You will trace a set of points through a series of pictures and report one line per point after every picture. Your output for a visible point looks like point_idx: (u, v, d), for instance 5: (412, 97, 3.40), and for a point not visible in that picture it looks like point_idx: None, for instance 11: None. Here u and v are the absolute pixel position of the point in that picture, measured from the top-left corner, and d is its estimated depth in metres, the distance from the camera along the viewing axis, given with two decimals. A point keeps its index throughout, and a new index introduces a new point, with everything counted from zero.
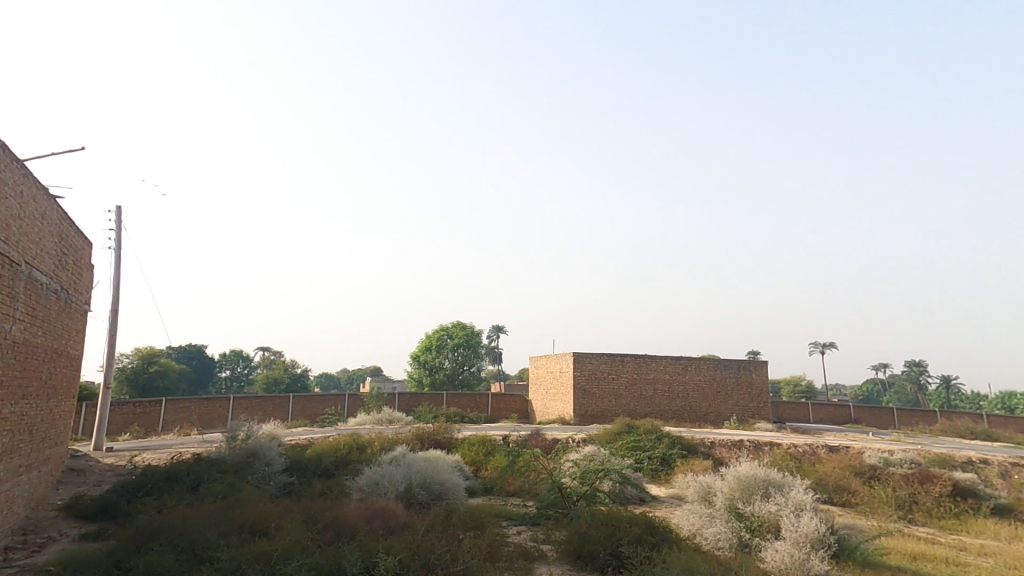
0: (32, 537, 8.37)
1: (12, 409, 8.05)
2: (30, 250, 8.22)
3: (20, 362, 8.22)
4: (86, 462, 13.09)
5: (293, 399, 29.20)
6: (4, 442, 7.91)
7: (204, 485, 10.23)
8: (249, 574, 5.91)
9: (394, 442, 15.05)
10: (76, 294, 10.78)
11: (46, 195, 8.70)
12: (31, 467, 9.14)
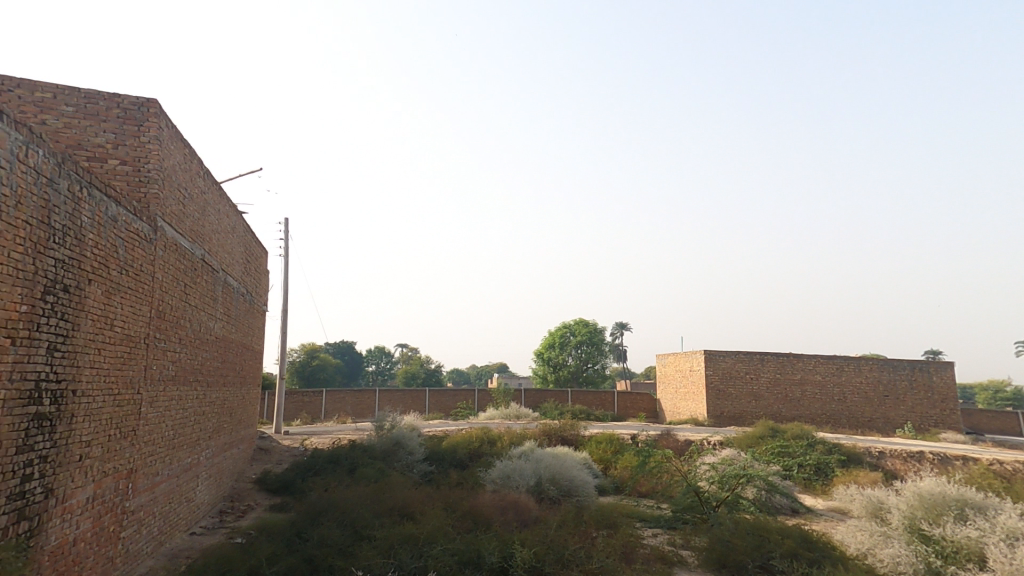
0: (237, 504, 10.11)
1: (218, 394, 9.74)
2: (225, 259, 9.86)
3: (222, 354, 9.94)
4: (270, 443, 15.41)
5: (430, 393, 31.43)
6: (213, 422, 9.61)
7: (360, 469, 11.46)
8: (401, 553, 6.51)
9: (524, 437, 15.50)
10: (258, 297, 12.71)
11: (236, 212, 10.38)
12: (233, 444, 11.02)
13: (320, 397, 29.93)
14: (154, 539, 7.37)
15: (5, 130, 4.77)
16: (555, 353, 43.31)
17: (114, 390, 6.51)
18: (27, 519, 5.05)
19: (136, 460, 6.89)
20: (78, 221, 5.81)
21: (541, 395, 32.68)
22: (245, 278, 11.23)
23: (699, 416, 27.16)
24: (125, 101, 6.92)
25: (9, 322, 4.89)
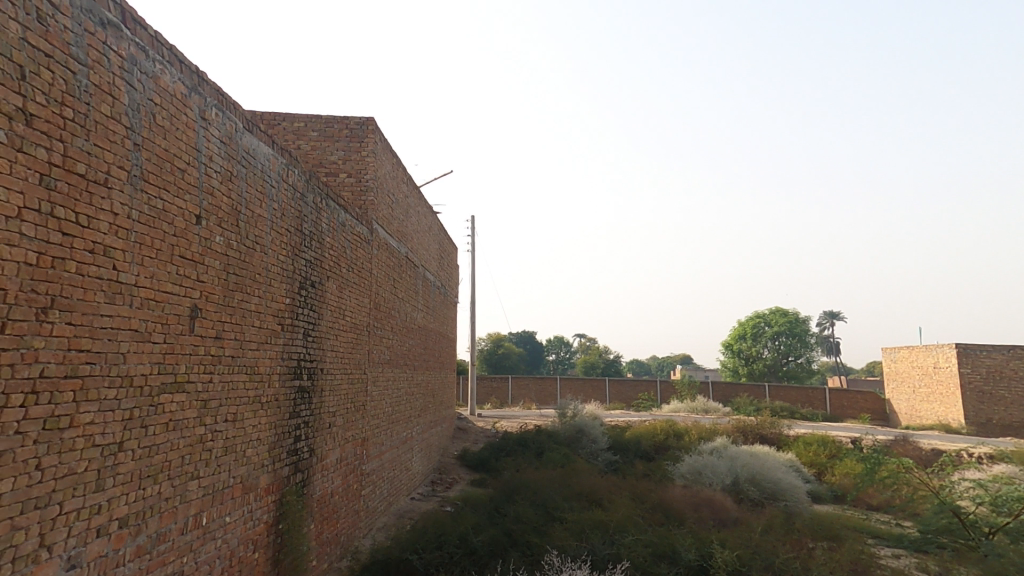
0: (445, 476, 11.39)
1: (423, 377, 10.97)
2: (423, 256, 11.01)
3: (424, 341, 11.16)
4: (468, 424, 17.07)
5: (609, 383, 31.83)
6: (421, 402, 10.86)
7: (547, 453, 11.99)
8: (594, 537, 6.58)
9: (717, 433, 14.66)
10: (452, 290, 14.05)
11: (432, 213, 11.57)
12: (438, 422, 12.38)
13: (506, 383, 32.28)
14: (385, 500, 8.68)
15: (273, 155, 5.93)
16: (748, 345, 40.04)
17: (348, 369, 7.70)
18: (300, 471, 6.27)
19: (367, 430, 8.09)
20: (320, 227, 6.96)
21: (731, 388, 30.76)
22: (439, 272, 12.46)
23: (952, 423, 22.79)
24: (353, 121, 8.12)
25: (278, 312, 6.07)
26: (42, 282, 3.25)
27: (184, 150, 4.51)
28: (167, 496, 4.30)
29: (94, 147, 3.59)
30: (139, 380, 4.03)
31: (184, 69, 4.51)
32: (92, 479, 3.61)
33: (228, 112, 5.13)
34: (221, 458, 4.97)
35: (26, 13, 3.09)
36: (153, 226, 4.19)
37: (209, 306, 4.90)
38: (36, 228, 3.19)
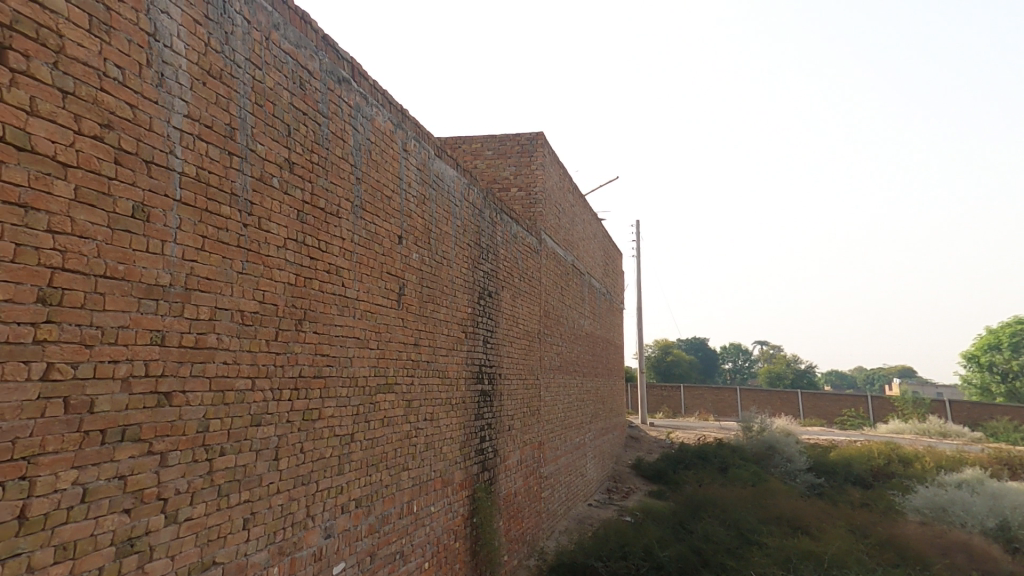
0: (620, 485, 11.36)
1: (592, 383, 11.01)
2: (589, 262, 11.08)
3: (592, 347, 11.21)
4: (642, 433, 16.79)
5: (803, 396, 29.10)
6: (591, 408, 10.89)
7: (731, 472, 11.15)
8: (804, 568, 5.90)
9: (965, 465, 12.11)
10: (617, 296, 13.92)
11: (596, 219, 11.64)
12: (609, 430, 12.31)
13: (679, 392, 31.28)
14: (563, 504, 8.89)
15: (457, 176, 6.48)
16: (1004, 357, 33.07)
17: (523, 375, 8.03)
18: (487, 469, 6.70)
19: (542, 434, 8.36)
20: (495, 239, 7.40)
21: (982, 410, 25.77)
22: (605, 279, 12.45)
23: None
24: (524, 138, 8.56)
25: (462, 321, 6.56)
26: (300, 299, 3.95)
27: (391, 180, 5.15)
28: (387, 483, 4.91)
29: (331, 185, 4.28)
30: (362, 380, 4.67)
31: (392, 109, 5.18)
32: (334, 464, 4.26)
33: (423, 142, 5.75)
34: (423, 452, 5.52)
35: (291, 81, 3.83)
36: (369, 247, 4.83)
37: (409, 315, 5.49)
38: (294, 254, 3.89)
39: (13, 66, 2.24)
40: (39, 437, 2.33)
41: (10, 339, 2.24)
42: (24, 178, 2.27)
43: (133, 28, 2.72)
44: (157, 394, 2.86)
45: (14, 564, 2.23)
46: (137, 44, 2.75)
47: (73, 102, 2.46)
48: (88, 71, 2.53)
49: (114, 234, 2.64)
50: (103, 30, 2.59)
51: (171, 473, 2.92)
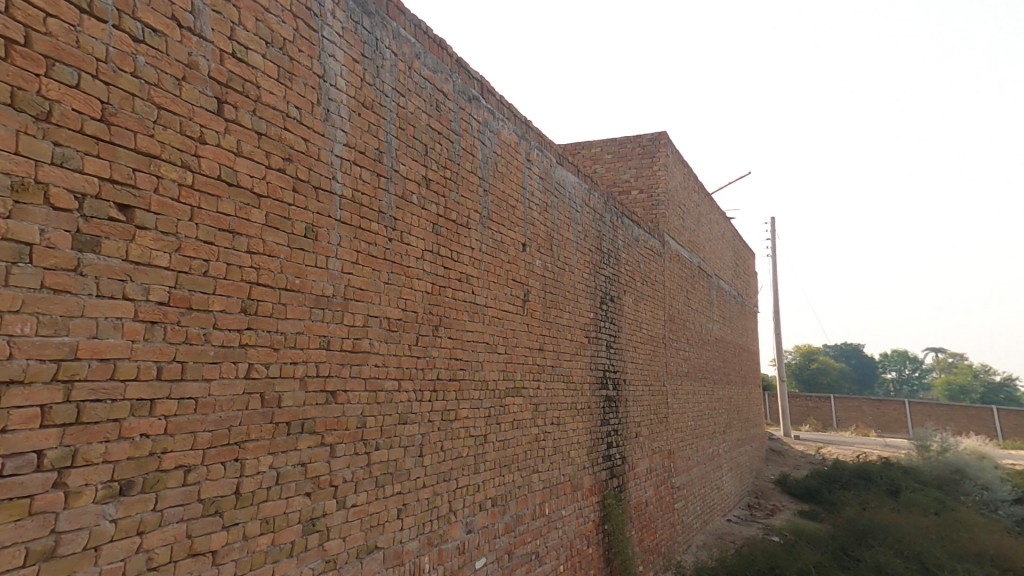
0: (764, 502, 10.50)
1: (724, 391, 10.30)
2: (716, 264, 10.44)
3: (722, 353, 10.51)
4: (785, 446, 15.35)
5: (998, 412, 24.62)
6: (725, 418, 10.17)
7: (907, 496, 9.86)
8: None
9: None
10: (749, 298, 12.92)
11: (724, 218, 10.97)
12: (746, 442, 11.40)
13: (828, 402, 28.14)
14: (699, 518, 8.43)
15: (578, 182, 6.51)
16: None
17: (648, 381, 7.76)
18: (616, 476, 6.57)
19: (672, 443, 8.01)
20: (616, 243, 7.27)
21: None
22: (735, 281, 11.64)
23: None
24: (645, 139, 8.41)
25: (586, 326, 6.52)
26: (436, 306, 4.21)
27: (516, 189, 5.31)
28: (519, 484, 5.04)
29: (461, 198, 4.52)
30: (492, 383, 4.85)
31: (517, 121, 5.37)
32: (471, 463, 4.47)
33: (545, 151, 5.86)
34: (552, 456, 5.58)
35: (429, 104, 4.15)
36: (496, 255, 5.00)
37: (533, 321, 5.57)
38: (431, 264, 4.17)
39: (225, 116, 2.71)
40: (245, 425, 2.76)
41: (224, 343, 2.69)
42: (231, 208, 2.72)
43: (308, 73, 3.16)
44: (326, 393, 3.24)
45: (234, 531, 2.69)
46: (311, 86, 3.18)
47: (265, 141, 2.91)
48: (276, 114, 2.97)
49: (293, 252, 3.04)
50: (287, 78, 3.03)
51: (339, 463, 3.28)
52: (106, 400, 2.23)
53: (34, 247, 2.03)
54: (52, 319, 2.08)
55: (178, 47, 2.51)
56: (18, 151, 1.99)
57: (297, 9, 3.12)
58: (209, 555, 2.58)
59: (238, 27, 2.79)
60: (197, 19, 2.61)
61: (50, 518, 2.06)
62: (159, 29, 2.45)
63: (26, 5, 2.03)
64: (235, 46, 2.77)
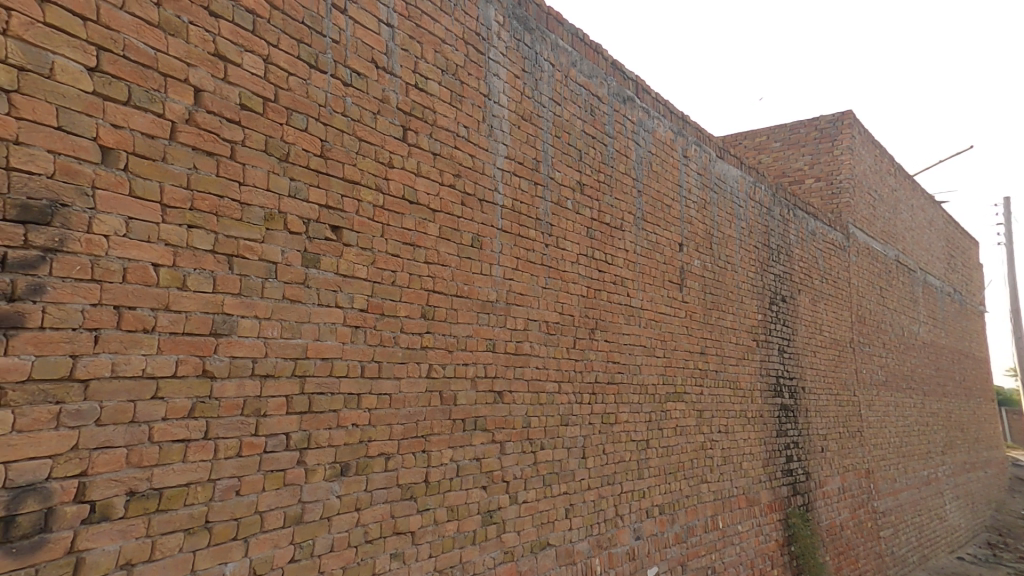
0: (1012, 542, 8.46)
1: (939, 406, 8.54)
2: (921, 256, 8.77)
3: (935, 360, 8.74)
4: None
5: None
6: (942, 437, 8.43)
7: None
8: None
9: None
10: (972, 294, 10.58)
11: (931, 201, 9.16)
12: (976, 467, 9.31)
13: None
14: (914, 552, 7.09)
15: (741, 175, 5.99)
16: None
17: (835, 390, 6.78)
18: (800, 494, 5.87)
19: (870, 461, 6.90)
20: (788, 238, 6.51)
21: None
22: (950, 275, 9.64)
23: None
24: (822, 121, 7.52)
25: (754, 328, 5.93)
26: (592, 309, 4.20)
27: (672, 188, 5.07)
28: (687, 494, 4.76)
29: (615, 200, 4.45)
30: (652, 388, 4.66)
31: (673, 117, 5.14)
32: (634, 468, 4.35)
33: (704, 145, 5.50)
34: (722, 467, 5.17)
35: (584, 110, 4.18)
36: (651, 257, 4.81)
37: (693, 324, 5.23)
38: (586, 268, 4.17)
39: (409, 141, 3.04)
40: (428, 420, 3.05)
41: (410, 345, 3.01)
42: (413, 224, 3.04)
43: (476, 94, 3.41)
44: (494, 392, 3.42)
45: (426, 516, 2.98)
46: (477, 106, 3.42)
47: (440, 161, 3.19)
48: (448, 135, 3.25)
49: (462, 261, 3.29)
50: (458, 101, 3.31)
51: (509, 460, 3.44)
52: (328, 393, 2.65)
53: (279, 266, 2.50)
54: (291, 324, 2.54)
55: (375, 85, 2.90)
56: (268, 187, 2.46)
57: (468, 36, 3.39)
58: (409, 534, 2.90)
59: (420, 60, 3.12)
60: (390, 59, 2.97)
61: (297, 489, 2.51)
62: (362, 72, 2.85)
63: (275, 69, 2.51)
64: (417, 78, 3.10)
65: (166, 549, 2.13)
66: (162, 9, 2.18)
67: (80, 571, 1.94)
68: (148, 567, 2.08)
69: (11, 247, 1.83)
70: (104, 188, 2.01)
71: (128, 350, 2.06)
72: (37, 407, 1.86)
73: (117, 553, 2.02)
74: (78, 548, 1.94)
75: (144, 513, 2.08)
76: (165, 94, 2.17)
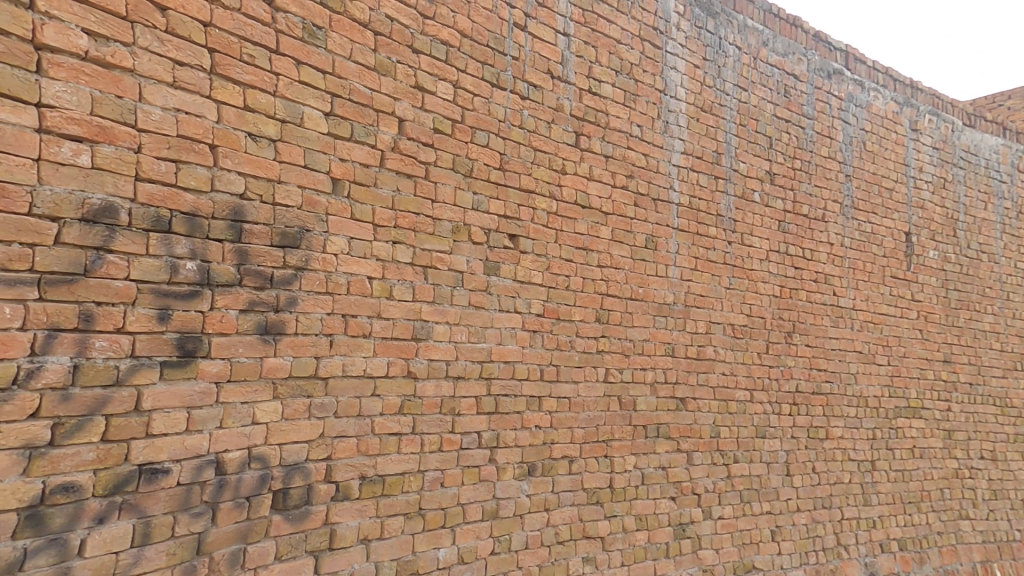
0: None
1: None
2: None
3: None
4: None
5: None
6: None
7: None
8: None
9: None
10: None
11: None
12: None
13: None
14: None
15: (1008, 143, 4.92)
16: None
17: None
18: None
19: None
20: None
21: None
22: None
23: None
24: None
25: None
26: (788, 311, 3.73)
27: (893, 168, 4.28)
28: (940, 530, 4.03)
29: (815, 188, 3.92)
30: (873, 401, 3.96)
31: (897, 86, 4.37)
32: (858, 492, 3.76)
33: (945, 113, 4.57)
34: (991, 502, 4.31)
35: (775, 92, 3.79)
36: (865, 249, 4.10)
37: (929, 326, 4.31)
38: (779, 265, 3.72)
39: (581, 147, 3.07)
40: (607, 425, 3.00)
41: (586, 349, 3.00)
42: (585, 228, 3.05)
43: (651, 90, 3.31)
44: (676, 399, 3.23)
45: (615, 522, 2.93)
46: (652, 102, 3.32)
47: (612, 163, 3.16)
48: (621, 136, 3.20)
49: (636, 263, 3.19)
50: (632, 99, 3.24)
51: (698, 471, 3.22)
52: (512, 394, 2.78)
53: (465, 275, 2.71)
54: (476, 329, 2.73)
55: (549, 95, 3.00)
56: (456, 203, 2.69)
57: (645, 32, 3.31)
58: (599, 539, 2.88)
59: (594, 64, 3.14)
60: (565, 68, 3.04)
61: (490, 485, 2.66)
62: (538, 84, 2.96)
63: (463, 92, 2.74)
64: (591, 82, 3.12)
65: (392, 529, 2.43)
66: (377, 53, 2.52)
67: (333, 540, 2.31)
68: (380, 543, 2.40)
69: (275, 267, 2.25)
70: (335, 215, 2.39)
71: (352, 352, 2.41)
72: (295, 399, 2.28)
73: (357, 528, 2.36)
74: (331, 521, 2.31)
75: (374, 496, 2.41)
76: (377, 127, 2.51)
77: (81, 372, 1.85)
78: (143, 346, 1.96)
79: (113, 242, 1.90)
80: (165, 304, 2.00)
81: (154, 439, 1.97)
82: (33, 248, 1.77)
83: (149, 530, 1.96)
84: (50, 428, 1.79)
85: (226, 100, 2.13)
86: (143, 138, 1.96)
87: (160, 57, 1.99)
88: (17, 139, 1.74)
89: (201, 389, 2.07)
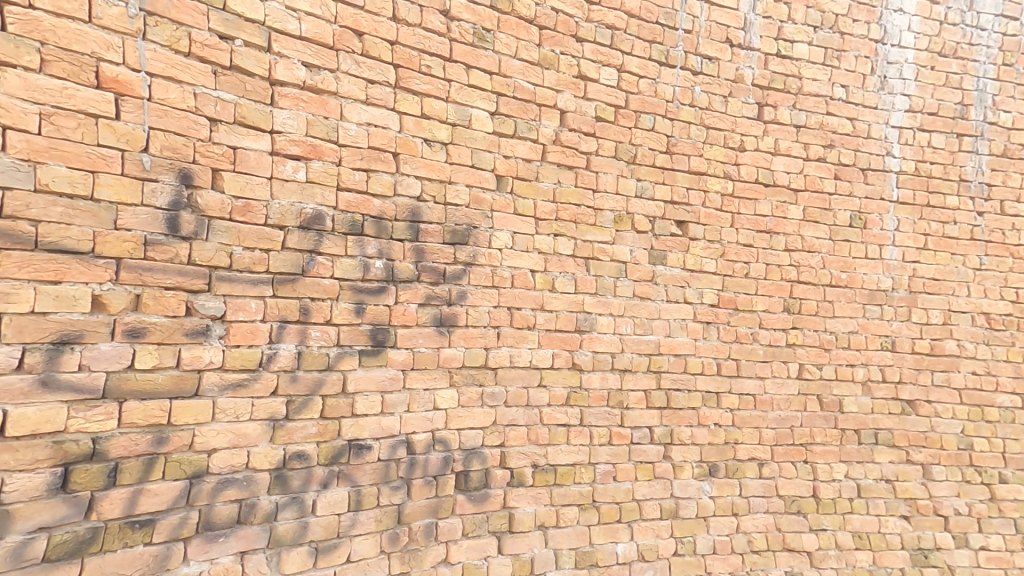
0: None
1: None
2: None
3: None
4: None
5: None
6: None
7: None
8: None
9: None
10: None
11: None
12: None
13: None
14: None
15: None
16: None
17: None
18: None
19: None
20: None
21: None
22: None
23: None
24: None
25: None
26: None
27: None
28: None
29: None
30: None
31: None
32: None
33: None
34: None
35: None
36: None
37: None
38: None
39: (766, 118, 2.86)
40: (807, 428, 2.81)
41: (771, 342, 2.82)
42: (768, 209, 2.86)
43: (862, 42, 2.97)
44: (900, 401, 2.91)
45: (824, 537, 2.77)
46: (864, 55, 2.98)
47: (805, 132, 2.91)
48: (817, 101, 2.93)
49: (836, 244, 2.90)
50: (835, 57, 2.95)
51: (942, 490, 2.90)
52: (684, 390, 2.70)
53: (628, 264, 2.68)
54: (642, 321, 2.69)
55: (727, 65, 2.84)
56: (618, 191, 2.68)
57: None
58: (806, 554, 2.74)
59: (786, 23, 2.89)
60: (748, 33, 2.85)
61: (668, 483, 2.66)
62: (714, 55, 2.82)
63: (628, 75, 2.70)
64: (781, 44, 2.89)
65: (567, 519, 2.52)
66: (542, 48, 2.57)
67: (513, 524, 2.44)
68: (556, 531, 2.49)
69: (447, 263, 2.41)
70: (499, 211, 2.50)
71: (518, 344, 2.50)
72: (468, 388, 2.42)
73: (533, 515, 2.47)
74: (508, 505, 2.45)
75: (547, 484, 2.50)
76: (539, 121, 2.57)
77: (304, 358, 2.14)
78: (346, 336, 2.22)
79: (322, 245, 2.17)
80: (361, 299, 2.25)
81: (358, 418, 2.24)
82: (267, 253, 2.08)
83: (360, 497, 2.23)
84: (285, 404, 2.10)
85: (407, 111, 2.33)
86: (343, 153, 2.22)
87: (357, 78, 2.23)
88: (257, 162, 2.05)
89: (391, 375, 2.30)
